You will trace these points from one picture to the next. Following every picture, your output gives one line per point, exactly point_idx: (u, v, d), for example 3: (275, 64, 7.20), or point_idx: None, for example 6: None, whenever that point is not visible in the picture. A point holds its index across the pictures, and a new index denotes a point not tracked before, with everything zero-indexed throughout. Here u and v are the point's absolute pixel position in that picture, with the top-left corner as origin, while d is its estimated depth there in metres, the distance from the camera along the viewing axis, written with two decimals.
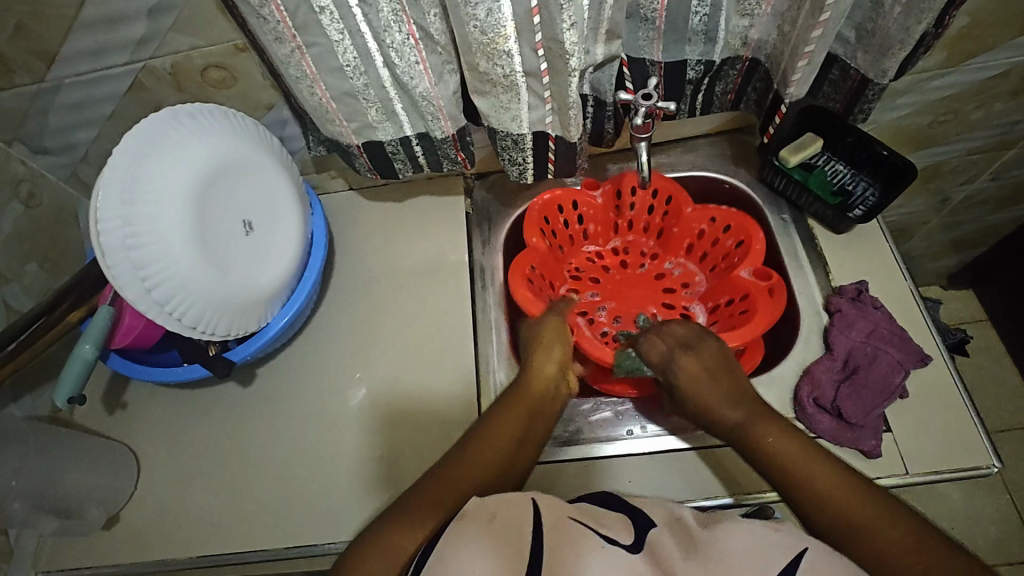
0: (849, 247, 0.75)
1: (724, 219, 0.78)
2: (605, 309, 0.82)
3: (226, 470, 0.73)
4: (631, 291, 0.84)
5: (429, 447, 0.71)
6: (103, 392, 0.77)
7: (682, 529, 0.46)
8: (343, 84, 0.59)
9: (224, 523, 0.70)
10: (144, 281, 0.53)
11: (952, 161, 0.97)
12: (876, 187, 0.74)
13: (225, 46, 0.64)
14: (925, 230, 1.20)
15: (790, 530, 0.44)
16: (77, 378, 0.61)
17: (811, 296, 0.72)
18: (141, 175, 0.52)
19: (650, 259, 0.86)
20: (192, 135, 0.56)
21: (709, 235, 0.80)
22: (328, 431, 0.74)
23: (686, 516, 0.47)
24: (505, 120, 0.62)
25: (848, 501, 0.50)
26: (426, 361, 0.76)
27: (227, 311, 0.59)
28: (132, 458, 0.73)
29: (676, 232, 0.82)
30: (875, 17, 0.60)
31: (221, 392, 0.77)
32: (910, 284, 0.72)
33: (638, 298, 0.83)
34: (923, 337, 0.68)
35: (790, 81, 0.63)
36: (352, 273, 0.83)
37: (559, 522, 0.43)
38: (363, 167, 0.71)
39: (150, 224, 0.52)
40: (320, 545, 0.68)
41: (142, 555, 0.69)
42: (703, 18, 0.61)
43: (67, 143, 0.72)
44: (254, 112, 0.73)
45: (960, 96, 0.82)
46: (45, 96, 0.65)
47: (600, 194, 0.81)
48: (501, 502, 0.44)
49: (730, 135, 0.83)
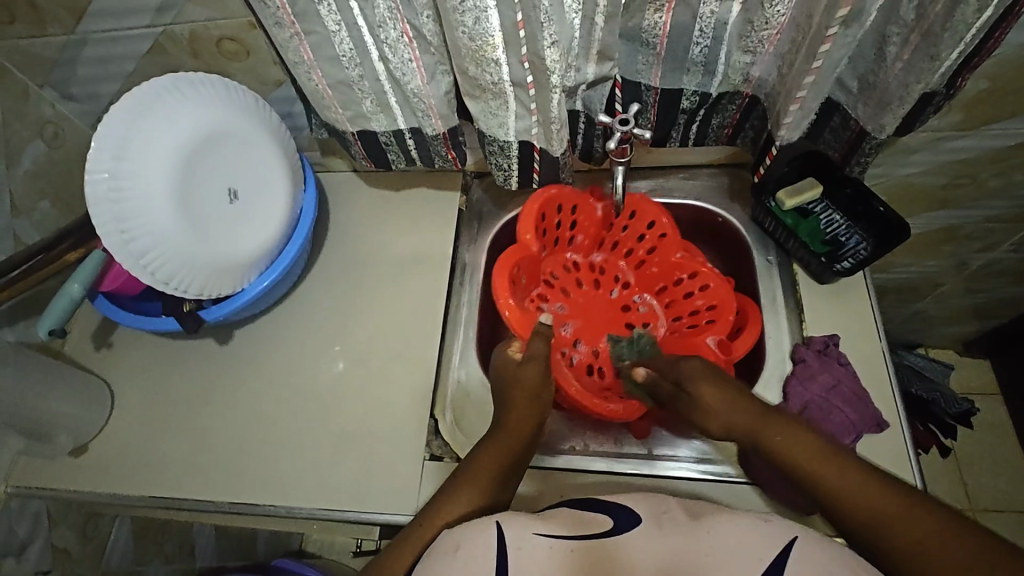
0: (830, 299, 0.73)
1: (704, 279, 0.76)
2: (568, 326, 0.82)
3: (191, 420, 0.77)
4: (595, 315, 0.83)
5: (380, 430, 0.74)
6: (95, 330, 0.82)
7: (669, 522, 0.49)
8: (339, 73, 0.61)
9: (180, 469, 0.74)
10: (122, 233, 0.56)
11: (970, 225, 0.94)
12: (869, 243, 0.72)
13: (239, 21, 0.67)
14: (940, 291, 1.15)
15: (778, 521, 0.46)
16: (61, 313, 0.66)
17: (780, 342, 0.72)
18: (131, 134, 0.56)
19: (622, 286, 0.84)
20: (189, 103, 0.59)
21: (685, 287, 0.78)
22: (290, 399, 0.77)
23: (672, 511, 0.50)
24: (493, 126, 0.64)
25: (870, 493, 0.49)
26: (395, 347, 0.79)
27: (200, 271, 0.62)
28: (108, 395, 0.78)
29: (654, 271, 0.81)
30: (877, 71, 0.58)
31: (199, 347, 0.81)
32: (885, 345, 0.70)
33: (600, 324, 0.82)
34: (885, 402, 0.67)
35: (781, 124, 0.63)
36: (340, 252, 0.86)
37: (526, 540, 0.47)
38: (358, 153, 0.73)
39: (133, 181, 0.56)
40: (262, 506, 0.71)
41: (102, 485, 0.74)
42: (703, 49, 0.60)
43: (92, 93, 0.76)
44: (265, 86, 0.76)
45: (978, 161, 0.79)
46: (73, 47, 0.70)
47: (602, 208, 0.79)
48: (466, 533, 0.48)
49: (731, 169, 0.82)
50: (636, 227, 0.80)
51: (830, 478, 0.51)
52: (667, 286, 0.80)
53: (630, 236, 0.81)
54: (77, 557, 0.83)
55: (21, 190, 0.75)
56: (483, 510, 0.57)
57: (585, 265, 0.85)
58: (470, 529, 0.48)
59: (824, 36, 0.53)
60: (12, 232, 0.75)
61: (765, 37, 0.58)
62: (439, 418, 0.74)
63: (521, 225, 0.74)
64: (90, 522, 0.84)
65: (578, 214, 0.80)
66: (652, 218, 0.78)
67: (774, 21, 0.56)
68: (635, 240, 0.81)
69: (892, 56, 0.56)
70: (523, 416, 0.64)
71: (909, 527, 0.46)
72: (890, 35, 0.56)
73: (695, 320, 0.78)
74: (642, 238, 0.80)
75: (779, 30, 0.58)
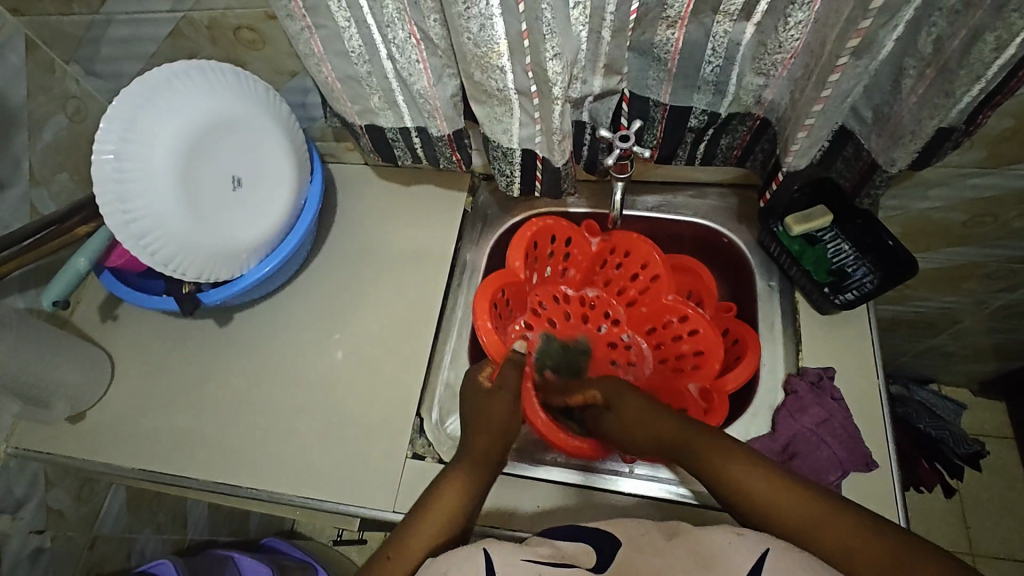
0: (830, 330, 0.72)
1: (694, 322, 0.75)
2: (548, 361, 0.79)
3: (185, 397, 0.79)
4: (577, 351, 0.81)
5: (365, 423, 0.75)
6: (102, 302, 0.85)
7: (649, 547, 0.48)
8: (348, 68, 0.62)
9: (170, 445, 0.76)
10: (124, 213, 0.58)
11: (991, 264, 0.91)
12: (877, 275, 0.69)
13: (257, 12, 0.67)
14: (956, 328, 1.12)
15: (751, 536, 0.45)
16: (69, 282, 0.68)
17: (774, 371, 0.70)
18: (140, 117, 0.57)
19: (611, 324, 0.81)
20: (199, 90, 0.60)
21: (675, 330, 0.77)
22: (283, 385, 0.78)
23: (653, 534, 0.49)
24: (497, 132, 0.63)
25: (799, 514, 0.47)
26: (388, 343, 0.79)
27: (199, 256, 0.63)
28: (109, 367, 0.80)
29: (645, 311, 0.80)
30: (892, 102, 0.57)
31: (200, 326, 0.83)
32: (882, 381, 0.68)
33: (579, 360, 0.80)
34: (876, 442, 0.65)
35: (789, 151, 0.61)
36: (344, 244, 0.86)
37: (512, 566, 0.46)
38: (366, 147, 0.74)
39: (138, 163, 0.57)
40: (245, 488, 0.73)
41: (95, 453, 0.76)
42: (715, 69, 0.60)
43: (114, 72, 0.78)
44: (281, 76, 0.77)
45: (1000, 199, 0.76)
46: (98, 27, 0.72)
47: (596, 243, 0.80)
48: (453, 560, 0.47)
49: (742, 190, 0.81)
50: (629, 265, 0.80)
51: (742, 471, 0.51)
52: (658, 329, 0.79)
53: (624, 274, 0.81)
54: (71, 520, 0.86)
55: (40, 162, 0.77)
56: (449, 535, 0.56)
57: (577, 299, 0.82)
58: (458, 557, 0.48)
59: (833, 66, 0.52)
60: (30, 201, 0.77)
61: (778, 61, 0.57)
62: (425, 417, 0.74)
63: (513, 251, 0.77)
64: (85, 487, 0.87)
65: (572, 248, 0.81)
66: (646, 258, 0.78)
67: (787, 46, 0.55)
68: (629, 279, 0.81)
69: (907, 88, 0.55)
70: (490, 431, 0.65)
71: (827, 519, 0.46)
72: (906, 68, 0.54)
73: (679, 364, 0.77)
74: (635, 278, 0.80)
75: (793, 54, 0.56)
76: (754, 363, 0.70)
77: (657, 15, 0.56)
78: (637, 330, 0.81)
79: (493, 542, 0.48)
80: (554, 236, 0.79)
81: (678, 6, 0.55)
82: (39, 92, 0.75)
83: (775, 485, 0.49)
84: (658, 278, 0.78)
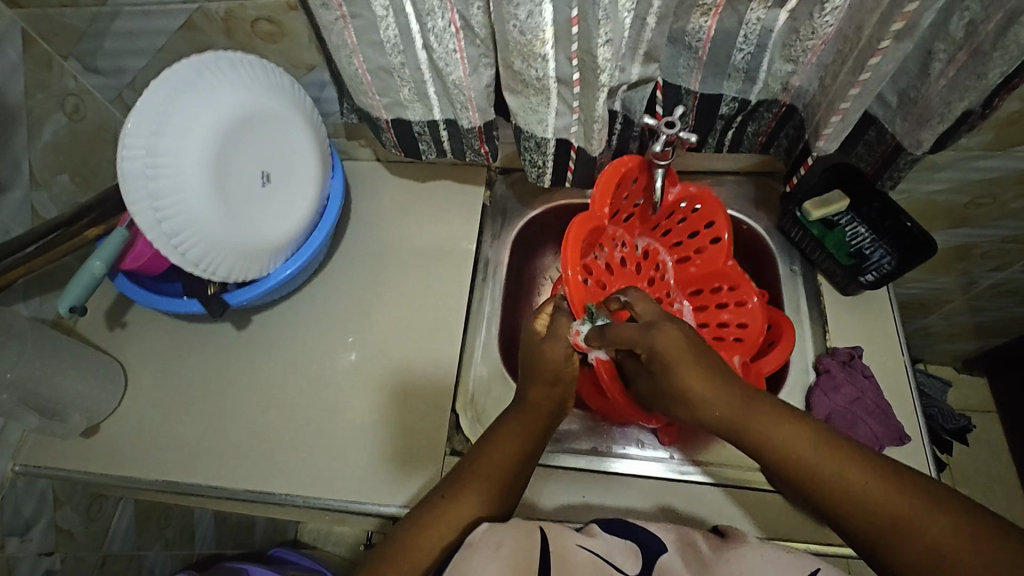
0: (852, 310, 0.75)
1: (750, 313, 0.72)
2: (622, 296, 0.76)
3: (206, 405, 0.76)
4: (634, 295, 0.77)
5: (398, 421, 0.73)
6: (108, 310, 0.82)
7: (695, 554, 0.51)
8: (381, 59, 0.60)
9: (192, 455, 0.73)
10: (157, 211, 0.56)
11: (984, 244, 0.95)
12: (895, 256, 0.70)
13: (278, 3, 0.65)
14: (946, 308, 1.16)
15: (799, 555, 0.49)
16: (83, 290, 0.64)
17: (803, 353, 0.73)
18: (171, 110, 0.56)
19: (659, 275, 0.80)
20: (227, 82, 0.60)
21: (721, 298, 0.75)
22: (311, 386, 0.76)
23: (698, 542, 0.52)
24: (532, 122, 0.63)
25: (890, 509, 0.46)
26: (415, 341, 0.78)
27: (230, 254, 0.62)
28: (121, 377, 0.77)
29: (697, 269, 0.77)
30: (919, 86, 0.59)
31: (216, 330, 0.80)
32: (906, 358, 0.72)
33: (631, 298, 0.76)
34: (905, 415, 0.68)
35: (821, 135, 0.64)
36: (361, 241, 0.85)
37: (564, 550, 0.49)
38: (389, 142, 0.73)
39: (170, 158, 0.56)
40: (275, 495, 0.70)
41: (112, 468, 0.73)
42: (746, 56, 0.60)
43: (118, 68, 0.75)
44: (296, 70, 0.75)
45: (1001, 181, 0.80)
46: (103, 19, 0.68)
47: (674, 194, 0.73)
48: (508, 532, 0.50)
49: (758, 177, 0.83)
50: (694, 221, 0.76)
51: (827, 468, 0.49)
52: (702, 291, 0.78)
53: (685, 227, 0.78)
54: (81, 540, 0.81)
55: (41, 162, 0.73)
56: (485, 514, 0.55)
57: (631, 248, 0.79)
58: (516, 533, 0.50)
59: (875, 49, 0.53)
60: (31, 205, 0.73)
61: (809, 47, 0.58)
62: (461, 414, 0.73)
63: (600, 187, 0.67)
64: (94, 504, 0.83)
65: (633, 193, 0.72)
66: (712, 218, 0.73)
67: (821, 31, 0.56)
68: (687, 234, 0.78)
69: (936, 72, 0.57)
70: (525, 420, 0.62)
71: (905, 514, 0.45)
72: (936, 52, 0.56)
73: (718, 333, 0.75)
74: (696, 234, 0.76)
75: (824, 41, 0.57)
76: (786, 347, 0.70)
77: (693, 3, 0.56)
78: (681, 287, 0.79)
79: (549, 525, 0.52)
80: (634, 178, 0.70)
81: None
82: (39, 89, 0.71)
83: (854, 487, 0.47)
84: (718, 241, 0.74)
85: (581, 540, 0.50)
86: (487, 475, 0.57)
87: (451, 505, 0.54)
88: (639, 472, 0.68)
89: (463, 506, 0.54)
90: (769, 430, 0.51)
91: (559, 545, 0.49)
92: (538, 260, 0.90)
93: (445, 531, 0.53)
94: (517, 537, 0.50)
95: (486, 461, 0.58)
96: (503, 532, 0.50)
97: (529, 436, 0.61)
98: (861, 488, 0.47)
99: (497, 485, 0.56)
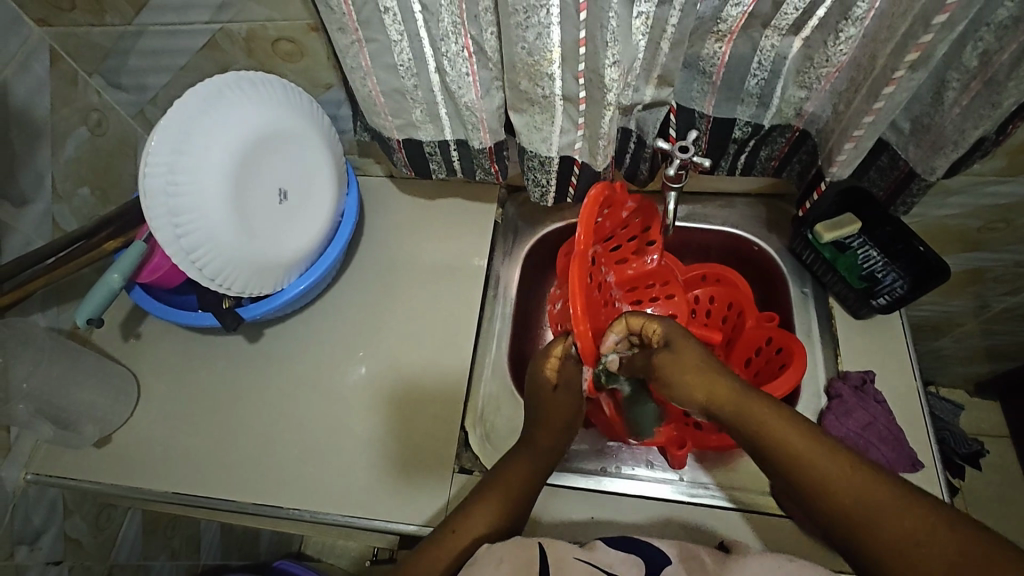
0: (863, 334, 0.74)
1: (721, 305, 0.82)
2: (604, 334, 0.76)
3: (218, 417, 0.76)
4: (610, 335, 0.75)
5: (405, 435, 0.73)
6: (123, 321, 0.83)
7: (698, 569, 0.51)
8: (395, 81, 0.61)
9: (202, 467, 0.73)
10: (176, 227, 0.57)
11: (996, 269, 0.95)
12: (907, 280, 0.70)
13: (299, 24, 0.67)
14: (958, 331, 1.15)
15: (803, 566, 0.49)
16: (99, 302, 0.65)
17: (814, 376, 0.73)
18: (193, 129, 0.57)
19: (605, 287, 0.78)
20: (248, 101, 0.61)
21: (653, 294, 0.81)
22: (321, 398, 0.77)
23: (702, 556, 0.52)
24: (536, 140, 0.64)
25: (867, 494, 0.47)
26: (425, 357, 0.78)
27: (246, 269, 0.63)
28: (134, 388, 0.78)
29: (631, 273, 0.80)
30: (933, 114, 0.59)
31: (228, 342, 0.81)
32: (919, 382, 0.71)
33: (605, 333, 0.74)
34: (918, 441, 0.68)
35: (834, 161, 0.64)
36: (373, 256, 0.86)
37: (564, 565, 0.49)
38: (399, 162, 0.74)
39: (192, 176, 0.57)
40: (283, 509, 0.70)
41: (123, 478, 0.73)
42: (760, 81, 0.60)
43: (140, 84, 0.77)
44: (314, 89, 0.77)
45: (1013, 207, 0.80)
46: (128, 38, 0.70)
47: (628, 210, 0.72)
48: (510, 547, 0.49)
49: (768, 199, 0.83)
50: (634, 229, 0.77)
51: (805, 449, 0.49)
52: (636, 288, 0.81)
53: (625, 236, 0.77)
54: (89, 550, 0.82)
55: (63, 176, 0.74)
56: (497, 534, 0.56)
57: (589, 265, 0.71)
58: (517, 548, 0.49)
59: (889, 79, 0.54)
60: (52, 218, 0.74)
61: (823, 74, 0.58)
62: (470, 431, 0.73)
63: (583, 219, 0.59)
64: (102, 513, 0.83)
65: (607, 218, 0.70)
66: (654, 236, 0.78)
67: (835, 59, 0.56)
68: (625, 240, 0.78)
69: (950, 100, 0.57)
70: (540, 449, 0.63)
71: (884, 502, 0.46)
72: (949, 81, 0.56)
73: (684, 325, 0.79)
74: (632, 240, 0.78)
75: (838, 69, 0.58)
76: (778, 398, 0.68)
77: (709, 29, 0.57)
78: (620, 288, 0.80)
79: (547, 539, 0.51)
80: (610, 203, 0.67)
81: (730, 20, 0.56)
82: (64, 105, 0.73)
83: (842, 479, 0.48)
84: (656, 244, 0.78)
85: (581, 555, 0.51)
86: (499, 495, 0.58)
87: (461, 529, 0.55)
88: (648, 494, 0.67)
89: (471, 525, 0.55)
90: (767, 420, 0.51)
91: (560, 559, 0.49)
92: (548, 279, 0.91)
93: (460, 545, 0.54)
94: (519, 550, 0.49)
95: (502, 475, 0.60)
96: (504, 549, 0.49)
97: (538, 470, 0.61)
98: (830, 471, 0.48)
99: (506, 507, 0.57)
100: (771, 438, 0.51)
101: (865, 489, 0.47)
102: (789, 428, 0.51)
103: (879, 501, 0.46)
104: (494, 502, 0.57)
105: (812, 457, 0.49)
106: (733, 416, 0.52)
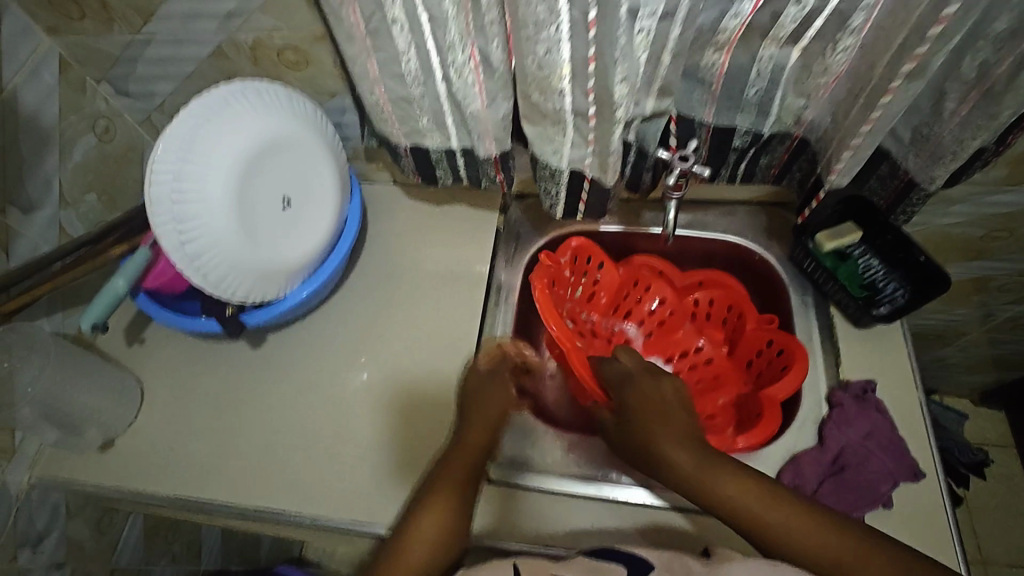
0: (865, 343, 0.74)
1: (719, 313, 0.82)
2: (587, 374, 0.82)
3: (221, 422, 0.77)
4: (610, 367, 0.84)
5: (407, 442, 0.74)
6: (128, 325, 0.84)
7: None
8: (400, 90, 0.62)
9: (204, 471, 0.74)
10: (181, 234, 0.58)
11: (1000, 277, 0.94)
12: (907, 288, 0.70)
13: (304, 34, 0.68)
14: (962, 340, 1.14)
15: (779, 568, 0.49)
16: (106, 307, 0.65)
17: (815, 384, 0.73)
18: (199, 137, 0.58)
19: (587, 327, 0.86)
20: (253, 111, 0.62)
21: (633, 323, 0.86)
22: (322, 404, 0.77)
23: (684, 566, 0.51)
24: (547, 151, 0.64)
25: (808, 529, 0.52)
26: (427, 363, 0.79)
27: (249, 276, 0.64)
28: (138, 392, 0.78)
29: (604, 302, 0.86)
30: (932, 124, 0.59)
31: (231, 347, 0.82)
32: (920, 392, 0.71)
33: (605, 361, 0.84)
34: (919, 451, 0.68)
35: (833, 169, 0.64)
36: (376, 262, 0.86)
37: None
38: (406, 167, 0.74)
39: (197, 184, 0.58)
40: (284, 514, 0.71)
41: (126, 482, 0.74)
42: (759, 91, 0.61)
43: (148, 92, 0.78)
44: (318, 97, 0.78)
45: (1015, 216, 0.80)
46: (137, 47, 0.71)
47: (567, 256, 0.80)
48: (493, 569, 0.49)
49: (770, 208, 0.84)
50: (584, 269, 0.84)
51: (747, 502, 0.54)
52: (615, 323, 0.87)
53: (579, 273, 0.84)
54: (91, 552, 0.82)
55: (71, 182, 0.75)
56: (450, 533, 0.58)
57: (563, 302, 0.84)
58: None
59: (885, 89, 0.54)
60: (59, 223, 0.75)
61: (822, 83, 0.59)
62: None
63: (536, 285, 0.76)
64: (105, 517, 0.84)
65: (564, 265, 0.81)
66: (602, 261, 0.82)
67: (834, 69, 0.57)
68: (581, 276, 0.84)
69: (949, 111, 0.57)
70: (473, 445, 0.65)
71: (827, 540, 0.52)
72: (948, 92, 0.56)
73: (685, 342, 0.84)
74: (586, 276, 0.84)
75: (836, 78, 0.58)
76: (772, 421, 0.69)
77: (708, 40, 0.57)
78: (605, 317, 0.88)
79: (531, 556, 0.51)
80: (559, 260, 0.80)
81: (729, 32, 0.56)
82: (72, 112, 0.74)
83: (793, 523, 0.53)
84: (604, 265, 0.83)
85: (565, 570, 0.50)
86: (445, 491, 0.61)
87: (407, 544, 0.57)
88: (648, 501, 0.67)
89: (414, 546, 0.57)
90: (729, 494, 0.55)
91: None
92: None
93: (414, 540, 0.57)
94: None
95: (443, 477, 0.62)
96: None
97: (476, 452, 0.65)
98: (776, 520, 0.53)
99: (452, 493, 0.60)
100: (725, 496, 0.55)
101: (815, 544, 0.52)
102: (744, 490, 0.55)
103: (821, 537, 0.52)
104: (443, 497, 0.60)
105: (764, 512, 0.54)
106: (694, 474, 0.56)
